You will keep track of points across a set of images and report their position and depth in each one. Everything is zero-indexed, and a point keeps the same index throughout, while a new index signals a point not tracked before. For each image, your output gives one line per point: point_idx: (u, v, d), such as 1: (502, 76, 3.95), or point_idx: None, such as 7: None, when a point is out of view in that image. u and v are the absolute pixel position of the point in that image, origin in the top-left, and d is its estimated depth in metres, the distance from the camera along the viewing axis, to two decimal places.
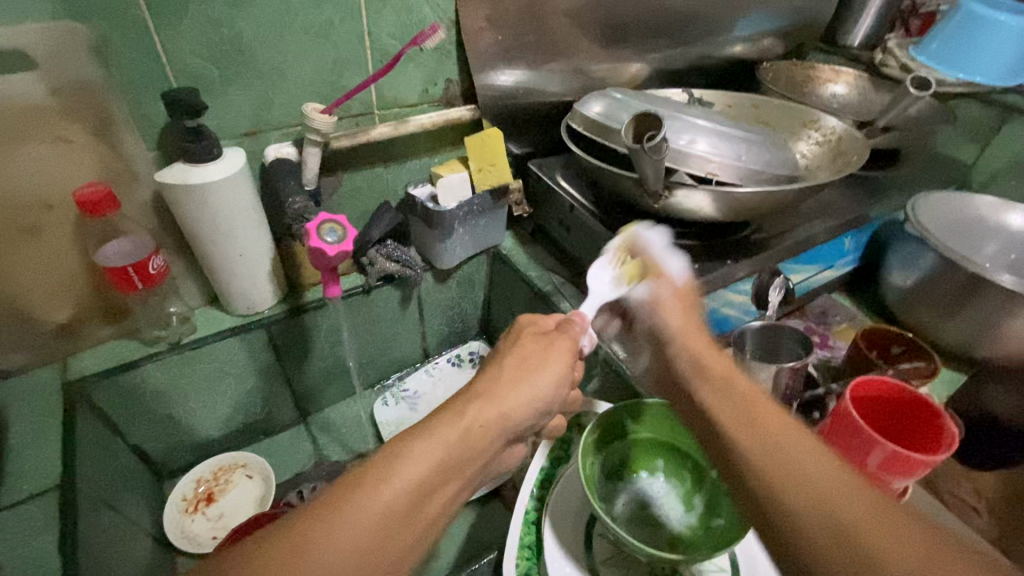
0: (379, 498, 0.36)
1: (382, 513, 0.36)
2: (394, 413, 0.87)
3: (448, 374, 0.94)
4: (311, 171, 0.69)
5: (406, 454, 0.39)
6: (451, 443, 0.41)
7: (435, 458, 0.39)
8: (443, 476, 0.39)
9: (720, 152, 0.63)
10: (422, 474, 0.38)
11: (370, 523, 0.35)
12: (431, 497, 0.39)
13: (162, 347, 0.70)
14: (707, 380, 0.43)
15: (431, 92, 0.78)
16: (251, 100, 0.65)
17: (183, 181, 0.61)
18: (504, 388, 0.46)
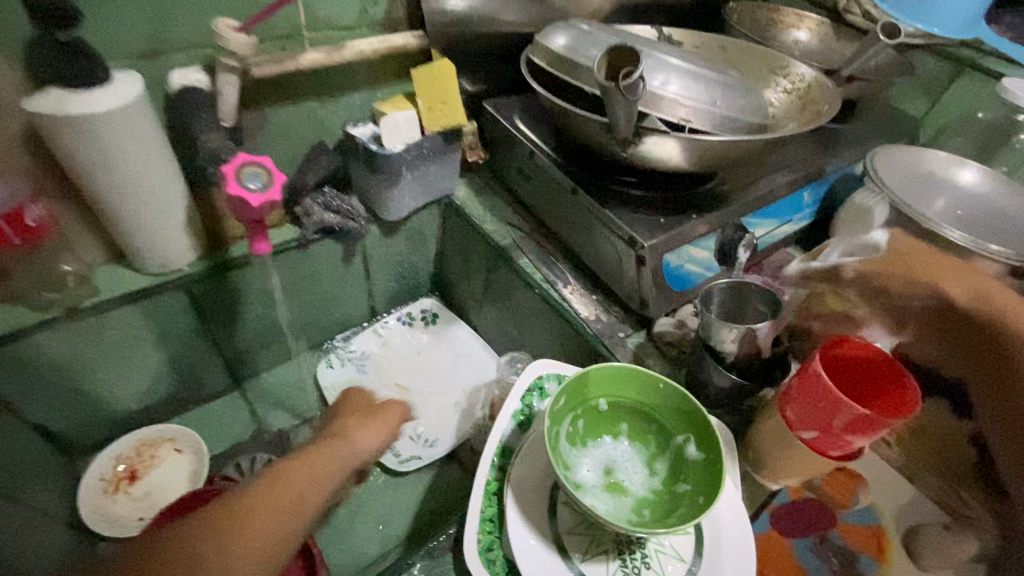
0: (254, 507, 0.44)
1: (259, 516, 0.43)
2: (340, 376, 0.82)
3: (397, 333, 0.89)
4: (229, 103, 0.59)
5: (271, 481, 0.46)
6: (306, 492, 0.46)
7: (300, 476, 0.48)
8: (309, 485, 0.47)
9: (694, 96, 0.58)
10: (294, 484, 0.47)
11: (253, 525, 0.42)
12: (295, 508, 0.45)
13: (57, 312, 0.59)
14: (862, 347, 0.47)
15: (371, 13, 0.67)
16: (144, 10, 0.53)
17: (59, 110, 0.49)
18: (350, 436, 0.55)
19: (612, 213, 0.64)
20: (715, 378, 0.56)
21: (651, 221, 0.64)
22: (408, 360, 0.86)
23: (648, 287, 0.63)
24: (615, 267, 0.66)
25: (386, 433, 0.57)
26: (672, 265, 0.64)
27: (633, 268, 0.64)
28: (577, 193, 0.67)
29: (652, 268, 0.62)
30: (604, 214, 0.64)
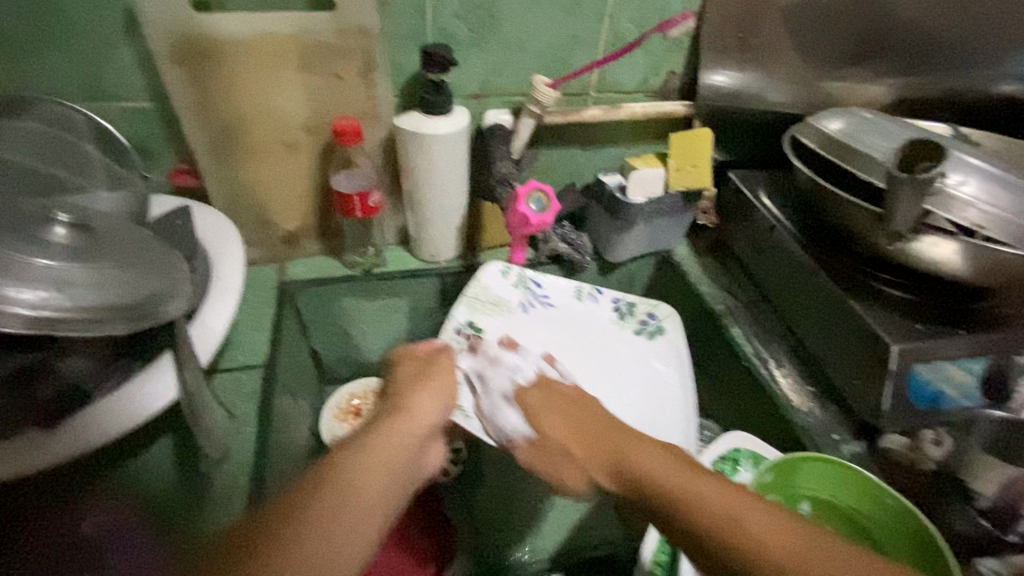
0: (336, 498, 0.41)
1: (350, 510, 0.41)
2: (502, 290, 0.72)
3: (600, 309, 0.74)
4: (521, 140, 0.70)
5: (338, 473, 0.43)
6: (371, 467, 0.44)
7: (380, 459, 0.45)
8: (389, 476, 0.45)
9: (1000, 204, 0.53)
10: (372, 470, 0.44)
11: (346, 522, 0.40)
12: (361, 489, 0.42)
13: (356, 272, 0.76)
14: (750, 524, 0.41)
15: (650, 82, 0.76)
16: (487, 64, 0.69)
17: (418, 129, 0.66)
18: (410, 402, 0.53)
19: (858, 306, 0.60)
20: None
21: (906, 325, 0.59)
22: (568, 351, 0.70)
23: (884, 394, 0.56)
24: (845, 362, 0.61)
25: (445, 399, 0.55)
26: (920, 379, 0.57)
27: (871, 370, 0.58)
28: (818, 276, 0.65)
29: (895, 374, 0.56)
30: (848, 305, 0.61)
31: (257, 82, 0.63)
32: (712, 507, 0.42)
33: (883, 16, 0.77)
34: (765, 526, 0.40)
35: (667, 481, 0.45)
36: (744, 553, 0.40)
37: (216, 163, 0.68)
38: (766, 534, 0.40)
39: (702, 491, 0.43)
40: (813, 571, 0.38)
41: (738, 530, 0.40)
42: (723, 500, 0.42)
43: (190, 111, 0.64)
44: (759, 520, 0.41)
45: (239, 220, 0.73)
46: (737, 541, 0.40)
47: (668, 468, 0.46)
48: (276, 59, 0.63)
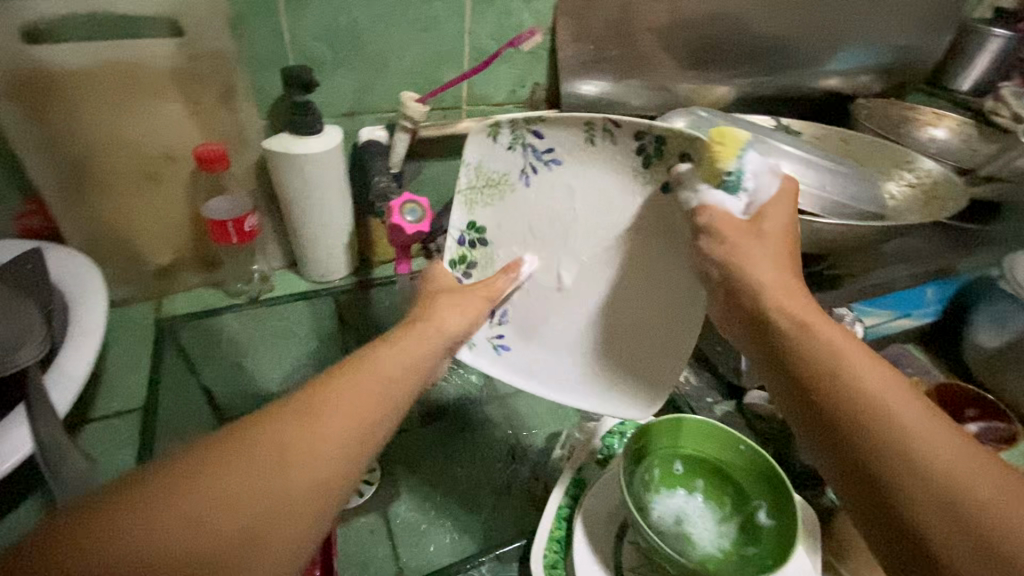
0: (204, 497, 0.31)
1: (205, 515, 0.30)
2: (499, 160, 0.55)
3: (622, 155, 0.51)
4: (399, 155, 0.72)
5: (217, 458, 0.32)
6: (345, 398, 0.37)
7: (271, 443, 0.34)
8: (280, 464, 0.33)
9: (804, 180, 0.63)
10: (255, 461, 0.33)
11: (194, 529, 0.30)
12: (243, 488, 0.32)
13: (242, 300, 0.74)
14: (917, 438, 0.33)
15: (517, 93, 0.81)
16: (354, 84, 0.70)
17: (289, 151, 0.66)
18: (368, 359, 0.41)
19: None
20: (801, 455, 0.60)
21: None
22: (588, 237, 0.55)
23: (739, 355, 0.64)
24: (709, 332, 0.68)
25: (410, 368, 0.43)
26: None
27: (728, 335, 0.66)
28: None
29: None
30: None
31: (106, 112, 0.61)
32: (896, 410, 0.34)
33: (715, 25, 0.87)
34: (936, 432, 0.33)
35: (802, 357, 0.38)
36: (862, 413, 0.34)
37: (69, 200, 0.64)
38: (949, 454, 0.32)
39: (908, 410, 0.34)
40: (921, 479, 0.32)
41: (914, 452, 0.32)
42: (939, 442, 0.33)
43: (31, 147, 0.60)
44: (871, 378, 0.36)
45: (104, 257, 0.69)
46: (906, 448, 0.33)
47: (902, 394, 0.35)
48: (125, 88, 0.60)
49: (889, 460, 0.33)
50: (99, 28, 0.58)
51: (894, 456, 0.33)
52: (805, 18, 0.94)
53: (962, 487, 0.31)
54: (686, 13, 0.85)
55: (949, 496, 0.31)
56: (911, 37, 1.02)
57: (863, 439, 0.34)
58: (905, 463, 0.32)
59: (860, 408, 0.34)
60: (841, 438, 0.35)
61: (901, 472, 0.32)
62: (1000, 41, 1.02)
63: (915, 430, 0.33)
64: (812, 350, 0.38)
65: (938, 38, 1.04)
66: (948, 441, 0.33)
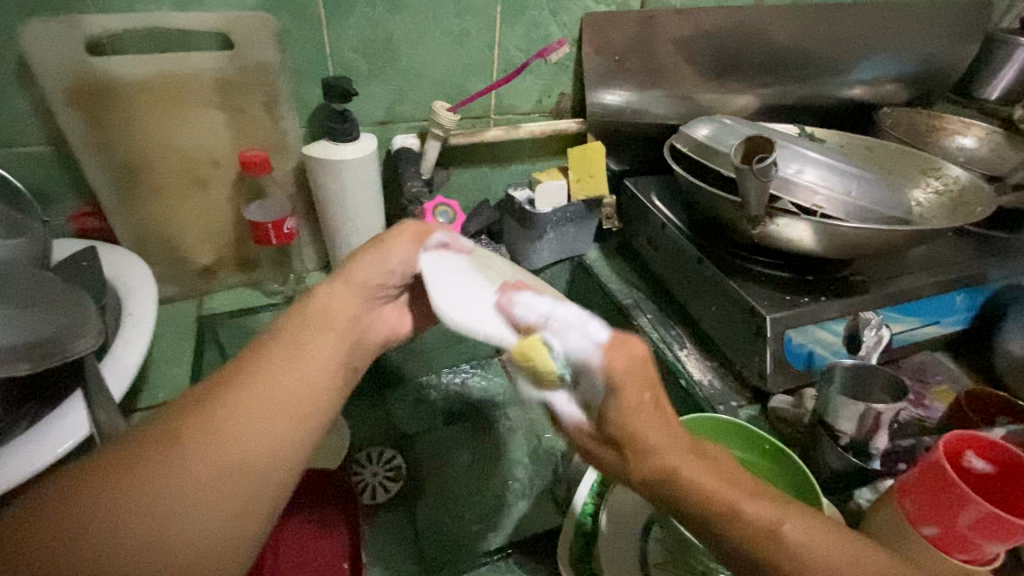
0: (233, 424, 0.36)
1: (255, 420, 0.36)
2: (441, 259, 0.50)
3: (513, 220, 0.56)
4: (429, 161, 0.75)
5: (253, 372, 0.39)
6: (273, 387, 0.38)
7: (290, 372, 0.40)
8: (304, 379, 0.40)
9: (829, 186, 0.63)
10: (274, 381, 0.39)
11: (243, 426, 0.36)
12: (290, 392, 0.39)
13: (278, 299, 0.77)
14: (716, 484, 0.38)
15: (543, 103, 0.83)
16: (389, 93, 0.74)
17: (326, 156, 0.69)
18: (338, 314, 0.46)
19: (737, 286, 0.68)
20: (829, 458, 0.59)
21: (777, 297, 0.67)
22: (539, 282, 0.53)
23: (765, 359, 0.64)
24: (731, 335, 0.69)
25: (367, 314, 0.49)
26: (793, 342, 0.65)
27: (752, 339, 0.66)
28: (703, 263, 0.73)
29: (771, 340, 0.64)
30: (728, 286, 0.69)
31: (160, 120, 0.65)
32: (695, 475, 0.38)
33: (736, 37, 0.89)
34: (725, 483, 0.38)
35: (653, 453, 0.39)
36: (675, 483, 0.38)
37: (122, 202, 0.68)
38: (765, 515, 0.36)
39: (691, 466, 0.38)
40: (725, 517, 0.37)
41: (729, 496, 0.37)
42: (736, 490, 0.38)
43: (89, 152, 0.64)
44: (698, 467, 0.38)
45: (151, 257, 0.73)
46: (709, 494, 0.37)
47: (701, 459, 0.39)
48: (178, 97, 0.64)
49: (701, 509, 0.37)
50: (155, 44, 0.63)
51: (698, 498, 0.38)
52: (829, 29, 0.95)
53: (772, 530, 0.36)
54: (709, 25, 0.87)
55: (770, 536, 0.36)
56: (936, 47, 1.02)
57: (726, 546, 0.37)
58: (709, 505, 0.37)
59: (658, 470, 0.39)
60: (671, 500, 0.39)
61: (724, 526, 0.37)
62: None
63: (708, 489, 0.38)
64: (640, 435, 0.39)
65: (964, 47, 1.04)
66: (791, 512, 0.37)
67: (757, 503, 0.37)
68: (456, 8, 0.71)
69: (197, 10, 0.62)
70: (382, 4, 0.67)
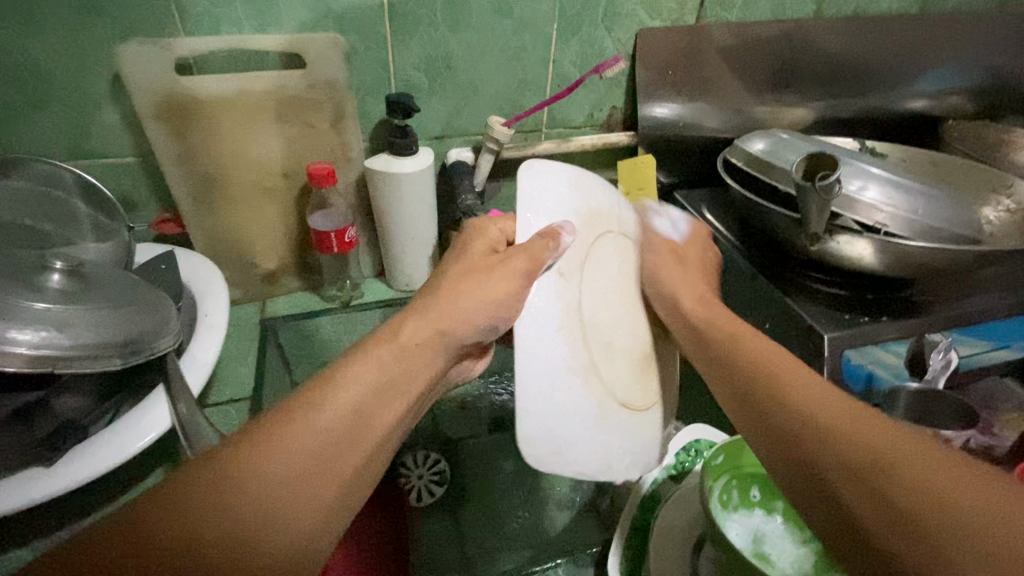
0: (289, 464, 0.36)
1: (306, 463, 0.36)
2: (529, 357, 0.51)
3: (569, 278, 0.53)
4: (483, 174, 0.77)
5: (314, 403, 0.39)
6: (326, 431, 0.38)
7: (346, 416, 0.39)
8: (353, 427, 0.39)
9: (894, 203, 0.62)
10: (335, 425, 0.39)
11: (295, 471, 0.36)
12: (350, 437, 0.39)
13: (335, 304, 0.81)
14: (867, 438, 0.35)
15: (595, 116, 0.84)
16: (446, 109, 0.76)
17: (387, 169, 0.72)
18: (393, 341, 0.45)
19: (793, 303, 0.67)
20: None
21: (835, 315, 0.66)
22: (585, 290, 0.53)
23: (823, 379, 0.62)
24: (785, 352, 0.68)
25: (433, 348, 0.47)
26: (853, 363, 0.63)
27: (808, 358, 0.65)
28: (757, 279, 0.72)
29: (829, 360, 0.63)
30: (783, 303, 0.68)
31: (237, 135, 0.69)
32: (832, 419, 0.37)
33: (792, 50, 0.88)
34: (891, 441, 0.34)
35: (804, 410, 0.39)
36: (817, 422, 0.38)
37: (198, 211, 0.73)
38: (937, 477, 0.32)
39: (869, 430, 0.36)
40: (869, 456, 0.34)
41: (889, 462, 0.33)
42: (910, 454, 0.33)
43: (172, 164, 0.69)
44: (810, 390, 0.41)
45: (221, 262, 0.77)
46: (843, 433, 0.36)
47: (864, 416, 0.37)
48: (254, 113, 0.69)
49: (831, 442, 0.36)
50: (235, 63, 0.67)
51: (834, 433, 0.36)
52: (890, 40, 0.92)
53: (924, 479, 0.32)
54: (764, 37, 0.86)
55: (899, 489, 0.32)
56: (1005, 58, 0.98)
57: (843, 477, 0.34)
58: (850, 447, 0.35)
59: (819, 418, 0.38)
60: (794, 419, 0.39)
61: (901, 477, 0.32)
62: None
63: (844, 436, 0.36)
64: (778, 376, 0.43)
65: None
66: (910, 443, 0.34)
67: (927, 462, 0.33)
68: (514, 26, 0.73)
69: (275, 32, 0.66)
70: (444, 24, 0.70)
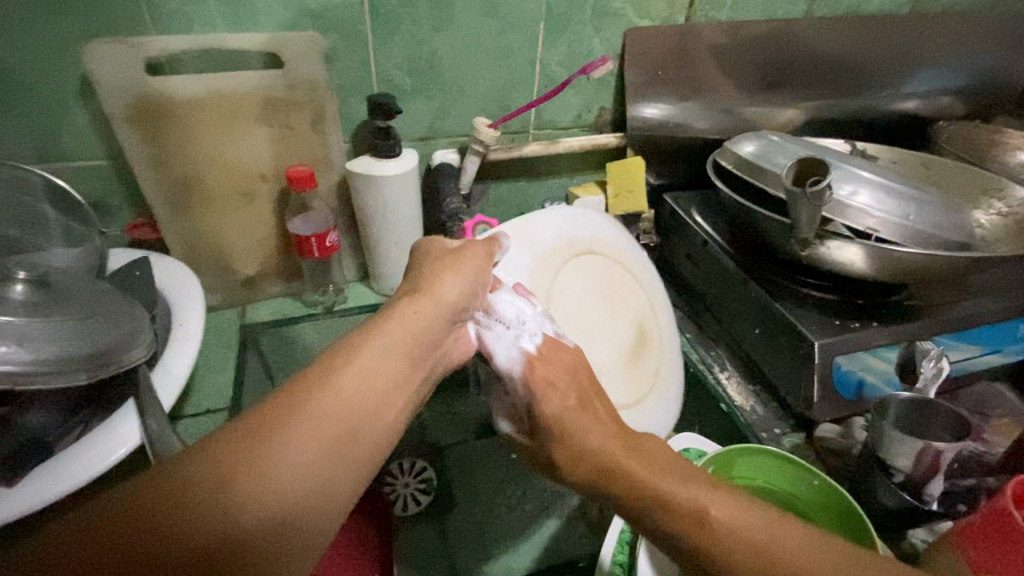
0: (318, 421, 0.36)
1: (332, 425, 0.36)
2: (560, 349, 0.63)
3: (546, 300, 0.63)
4: (469, 176, 0.76)
5: (341, 366, 0.39)
6: (353, 394, 0.38)
7: (377, 382, 0.40)
8: (381, 397, 0.40)
9: (886, 209, 0.61)
10: (363, 389, 0.39)
11: (322, 436, 0.35)
12: (376, 408, 0.39)
13: (318, 310, 0.79)
14: (701, 496, 0.42)
15: (583, 117, 0.83)
16: (430, 109, 0.74)
17: (369, 172, 0.70)
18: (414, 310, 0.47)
19: (783, 309, 0.66)
20: (881, 495, 0.57)
21: (825, 321, 0.65)
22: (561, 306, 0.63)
23: (813, 387, 0.61)
24: (776, 358, 0.67)
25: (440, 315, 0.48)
26: (842, 370, 0.62)
27: (799, 365, 0.64)
28: (747, 284, 0.71)
29: (820, 367, 0.62)
30: (774, 308, 0.67)
31: (213, 138, 0.67)
32: (676, 494, 0.43)
33: (782, 50, 0.87)
34: (750, 526, 0.41)
35: (642, 491, 0.44)
36: (659, 494, 0.43)
37: (174, 215, 0.71)
38: (750, 526, 0.41)
39: (682, 490, 0.43)
40: (727, 543, 0.40)
41: (736, 528, 0.41)
42: (763, 522, 0.41)
43: (146, 167, 0.67)
44: (661, 462, 0.46)
45: (199, 267, 0.75)
46: (704, 509, 0.42)
47: (678, 465, 0.46)
48: (231, 114, 0.67)
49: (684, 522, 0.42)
50: (210, 63, 0.65)
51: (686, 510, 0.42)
52: (881, 40, 0.92)
53: (747, 533, 0.40)
54: (755, 37, 0.85)
55: (743, 547, 0.40)
56: (996, 58, 0.98)
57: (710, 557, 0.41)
58: (700, 519, 0.41)
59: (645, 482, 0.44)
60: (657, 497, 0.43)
61: (724, 545, 0.40)
62: None
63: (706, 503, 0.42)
64: (627, 471, 0.45)
65: None
66: (749, 515, 0.41)
67: (747, 516, 0.41)
68: (500, 26, 0.71)
69: (250, 30, 0.64)
70: (427, 23, 0.68)
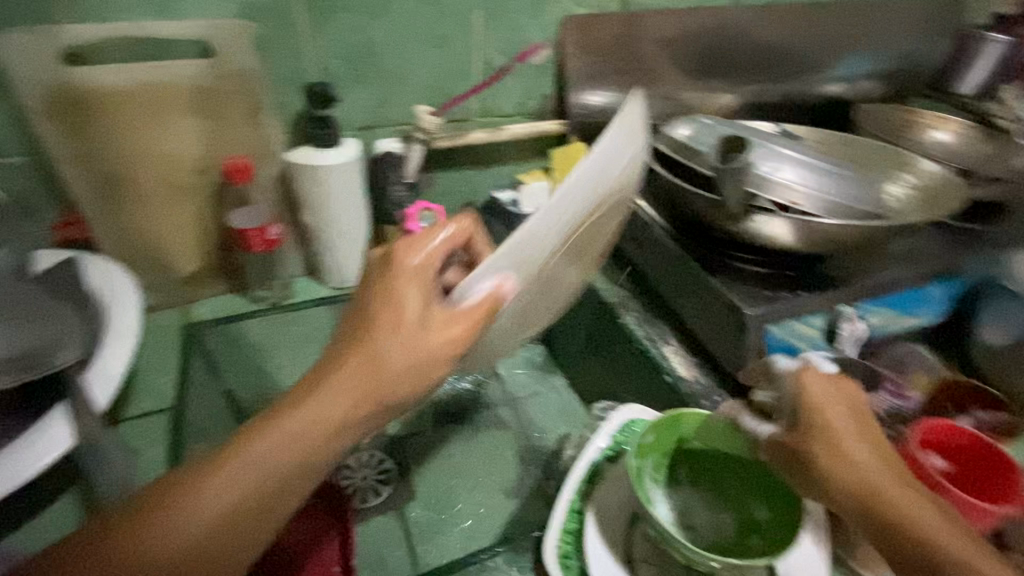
0: (240, 469, 0.39)
1: (254, 469, 0.39)
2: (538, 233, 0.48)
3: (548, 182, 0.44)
4: (412, 166, 0.75)
5: (287, 406, 0.41)
6: (284, 434, 0.40)
7: (307, 423, 0.40)
8: (309, 440, 0.40)
9: (805, 183, 0.65)
10: (297, 433, 0.40)
11: (241, 479, 0.39)
12: (308, 450, 0.40)
13: (265, 306, 0.77)
14: (890, 502, 0.44)
15: (526, 105, 0.84)
16: (371, 98, 0.74)
17: (309, 162, 0.69)
18: (381, 338, 0.41)
19: (720, 284, 0.69)
20: None
21: (758, 293, 0.68)
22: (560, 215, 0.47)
23: (748, 354, 0.65)
24: (715, 332, 0.70)
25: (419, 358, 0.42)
26: (774, 338, 0.66)
27: (735, 335, 0.67)
28: (687, 262, 0.73)
29: (753, 336, 0.65)
30: (711, 284, 0.70)
31: (142, 131, 0.65)
32: (877, 484, 0.45)
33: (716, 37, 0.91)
34: (901, 506, 0.44)
35: (853, 496, 0.45)
36: (903, 514, 0.44)
37: (104, 212, 0.68)
38: (948, 538, 0.42)
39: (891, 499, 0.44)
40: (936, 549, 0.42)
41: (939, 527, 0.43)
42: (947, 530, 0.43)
43: (69, 162, 0.64)
44: (849, 476, 0.46)
45: (135, 266, 0.72)
46: (933, 533, 0.43)
47: (877, 474, 0.46)
48: (159, 106, 0.64)
49: (905, 539, 0.43)
50: (135, 54, 0.63)
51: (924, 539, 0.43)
52: (809, 25, 0.96)
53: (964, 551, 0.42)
54: (689, 24, 0.88)
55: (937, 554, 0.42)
56: (913, 43, 1.05)
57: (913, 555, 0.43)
58: (902, 517, 0.44)
59: (861, 495, 0.45)
60: (887, 517, 0.44)
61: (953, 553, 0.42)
62: (1000, 45, 1.04)
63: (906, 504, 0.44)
64: (873, 486, 0.45)
65: (940, 44, 1.06)
66: (899, 490, 0.45)
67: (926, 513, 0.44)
68: (436, 13, 0.71)
69: (177, 19, 0.62)
70: (361, 11, 0.67)
